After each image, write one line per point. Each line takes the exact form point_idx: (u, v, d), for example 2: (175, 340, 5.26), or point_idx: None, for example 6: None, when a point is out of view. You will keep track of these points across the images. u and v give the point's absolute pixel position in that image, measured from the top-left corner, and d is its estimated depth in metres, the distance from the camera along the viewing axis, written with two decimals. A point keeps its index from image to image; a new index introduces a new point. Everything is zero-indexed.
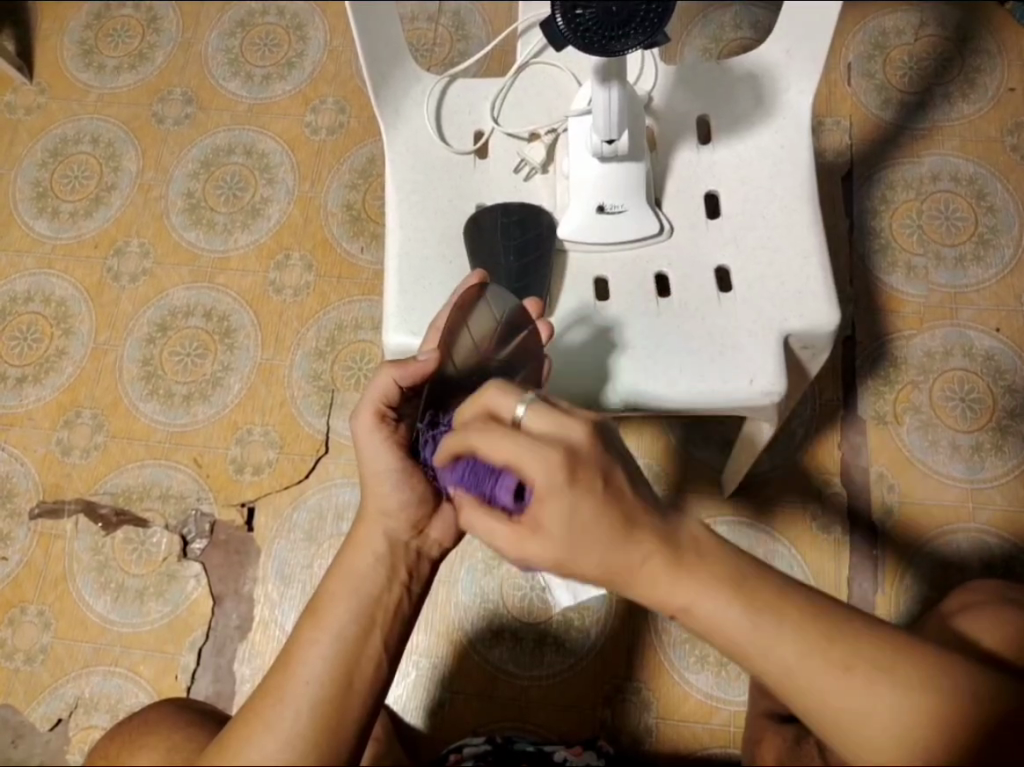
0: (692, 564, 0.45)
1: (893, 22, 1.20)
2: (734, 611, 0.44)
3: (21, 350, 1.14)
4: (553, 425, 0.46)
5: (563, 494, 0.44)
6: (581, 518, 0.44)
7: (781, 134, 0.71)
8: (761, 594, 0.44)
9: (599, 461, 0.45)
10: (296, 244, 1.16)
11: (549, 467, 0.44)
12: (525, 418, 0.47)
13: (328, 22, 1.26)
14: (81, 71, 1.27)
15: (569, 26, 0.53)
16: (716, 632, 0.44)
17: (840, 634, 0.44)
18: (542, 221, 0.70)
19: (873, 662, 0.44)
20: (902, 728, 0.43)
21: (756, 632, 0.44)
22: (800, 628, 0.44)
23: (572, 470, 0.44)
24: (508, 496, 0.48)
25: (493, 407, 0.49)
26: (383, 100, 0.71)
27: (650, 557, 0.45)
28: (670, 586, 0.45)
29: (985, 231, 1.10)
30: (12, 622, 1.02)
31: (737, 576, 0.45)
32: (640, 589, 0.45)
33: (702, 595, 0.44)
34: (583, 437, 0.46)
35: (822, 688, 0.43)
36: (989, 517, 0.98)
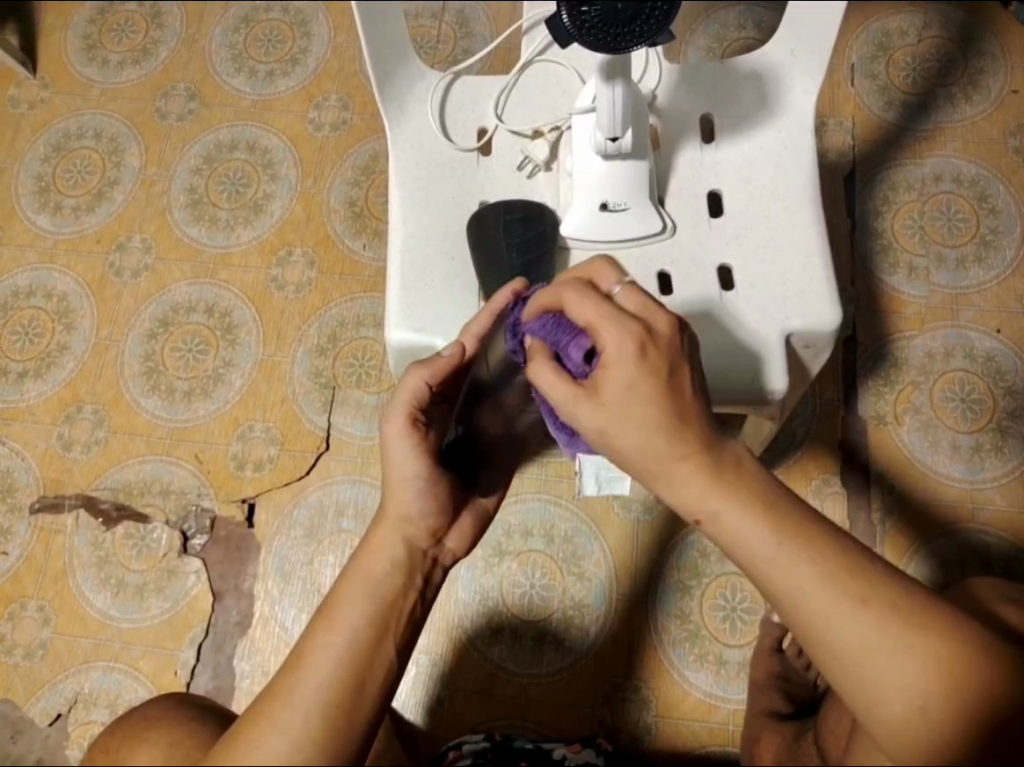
0: (731, 478, 0.47)
1: (896, 23, 1.20)
2: (760, 529, 0.46)
3: (22, 345, 1.14)
4: (639, 308, 0.50)
5: (627, 364, 0.48)
6: (639, 390, 0.47)
7: (784, 133, 0.71)
8: (786, 519, 0.47)
9: (673, 351, 0.49)
10: (299, 241, 1.16)
11: (624, 339, 0.48)
12: (619, 295, 0.52)
13: (332, 19, 1.26)
14: (84, 67, 1.27)
15: (574, 23, 0.53)
16: (738, 547, 0.47)
17: (858, 571, 0.45)
18: (546, 219, 0.70)
19: (887, 603, 0.44)
20: (908, 674, 0.43)
21: (778, 549, 0.46)
22: (822, 557, 0.46)
23: (644, 345, 0.48)
24: (579, 356, 0.51)
25: (595, 277, 0.54)
26: (387, 96, 0.71)
27: (692, 455, 0.47)
28: (700, 493, 0.47)
29: (987, 232, 1.10)
30: (12, 617, 1.02)
31: (768, 497, 0.48)
32: (672, 490, 0.49)
33: (730, 508, 0.47)
34: (665, 325, 0.49)
35: (833, 618, 0.44)
36: (989, 517, 0.99)
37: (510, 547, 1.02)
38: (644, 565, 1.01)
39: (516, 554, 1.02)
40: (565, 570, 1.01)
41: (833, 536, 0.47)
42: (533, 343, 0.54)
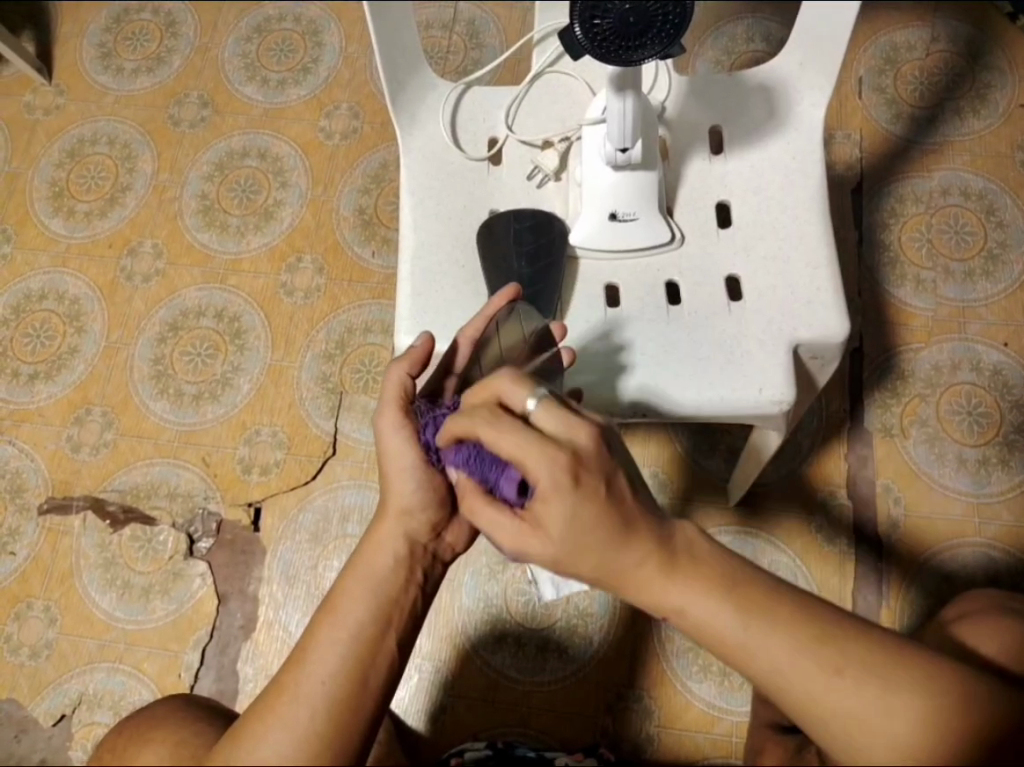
0: (688, 567, 0.46)
1: (904, 38, 1.20)
2: (728, 616, 0.44)
3: (34, 347, 1.15)
4: (562, 428, 0.47)
5: (566, 499, 0.45)
6: (582, 521, 0.45)
7: (792, 146, 0.71)
8: (752, 599, 0.45)
9: (601, 472, 0.46)
10: (309, 248, 1.17)
11: (553, 472, 0.45)
12: (535, 414, 0.48)
13: (344, 30, 1.28)
14: (99, 74, 1.28)
15: (587, 36, 0.54)
16: (709, 637, 0.45)
17: (833, 637, 0.44)
18: (554, 228, 0.70)
19: (863, 664, 0.43)
20: (893, 730, 0.43)
21: (746, 632, 0.44)
22: (792, 627, 0.44)
23: (576, 475, 0.45)
24: (512, 490, 0.49)
25: (504, 396, 0.50)
26: (399, 106, 0.72)
27: (645, 561, 0.45)
28: (663, 589, 0.46)
29: (994, 246, 1.10)
30: (18, 617, 1.03)
31: (731, 578, 0.46)
32: (635, 591, 0.46)
33: (695, 600, 0.45)
34: (591, 443, 0.46)
35: (813, 689, 0.43)
36: (995, 532, 0.98)
37: None
38: None
39: (519, 560, 1.02)
40: None
41: (802, 602, 0.45)
42: (458, 478, 0.51)
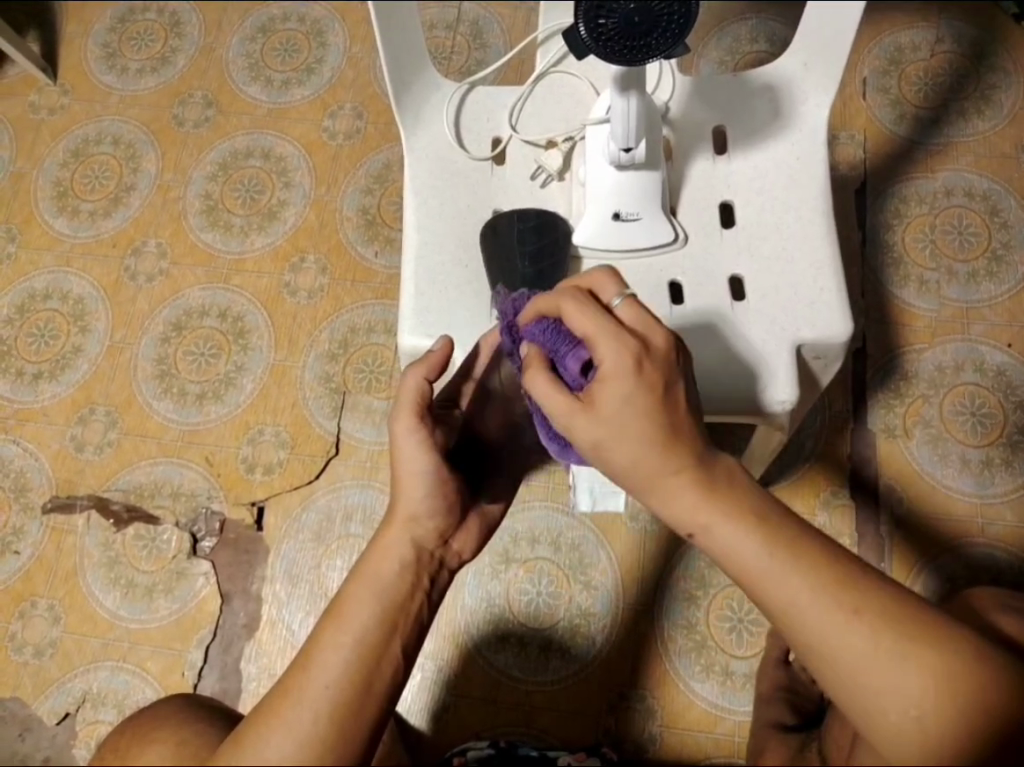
0: (724, 492, 0.48)
1: (908, 38, 1.20)
2: (754, 543, 0.46)
3: (37, 346, 1.15)
4: (640, 323, 0.50)
5: (625, 380, 0.48)
6: (636, 404, 0.48)
7: (796, 146, 0.71)
8: (780, 533, 0.47)
9: (668, 369, 0.49)
10: (312, 248, 1.17)
11: (622, 354, 0.49)
12: (618, 309, 0.52)
13: (348, 30, 1.28)
14: (104, 74, 1.29)
15: (591, 36, 0.54)
16: (733, 562, 0.47)
17: (853, 583, 0.45)
18: (558, 227, 0.70)
19: (880, 611, 0.44)
20: (907, 686, 0.43)
21: (770, 561, 0.46)
22: (814, 567, 0.46)
23: (641, 361, 0.48)
24: (574, 366, 0.53)
25: (595, 288, 0.54)
26: (404, 105, 0.72)
27: (681, 469, 0.48)
28: (692, 508, 0.48)
29: (998, 247, 1.10)
30: (22, 616, 1.03)
31: (763, 511, 0.48)
32: (666, 501, 0.49)
33: (724, 523, 0.47)
34: (663, 343, 0.50)
35: (828, 626, 0.44)
36: (998, 532, 0.98)
37: (517, 555, 1.03)
38: (651, 573, 1.01)
39: (522, 561, 1.02)
40: (571, 578, 1.01)
41: (828, 549, 0.47)
42: (529, 348, 0.55)
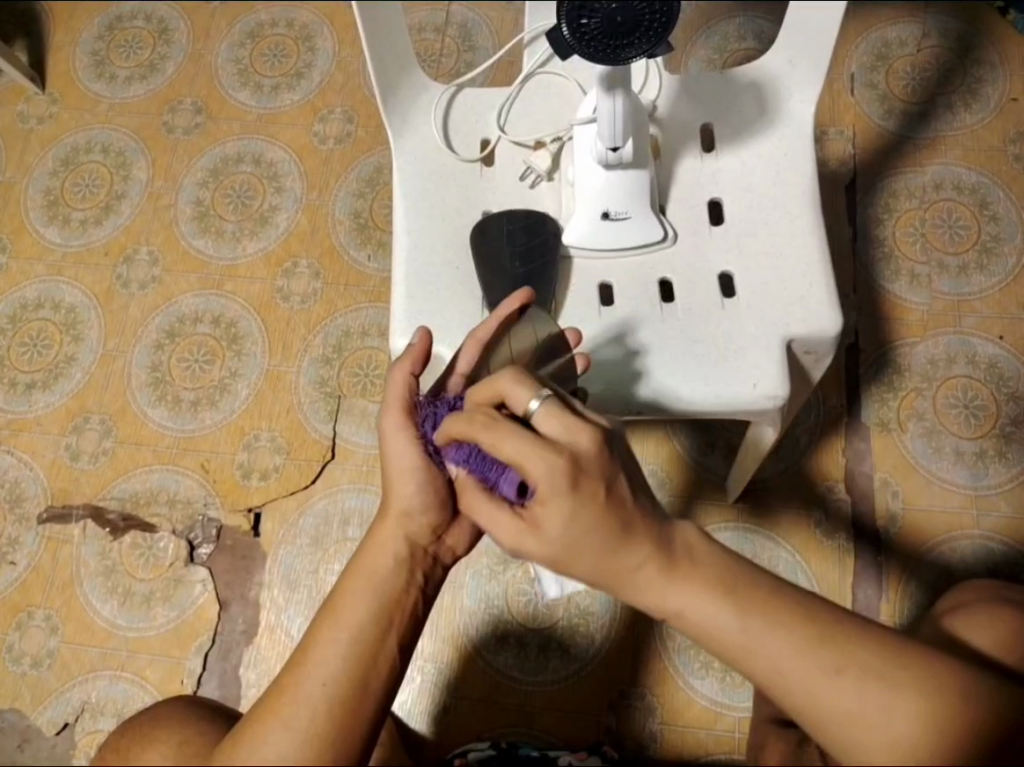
0: (686, 568, 0.46)
1: (894, 33, 1.21)
2: (727, 615, 0.44)
3: (31, 356, 1.15)
4: (562, 431, 0.47)
5: (564, 500, 0.45)
6: (580, 523, 0.45)
7: (783, 142, 0.72)
8: (751, 597, 0.45)
9: (602, 473, 0.46)
10: (304, 252, 1.17)
11: (554, 474, 0.45)
12: (537, 416, 0.48)
13: (336, 34, 1.28)
14: (93, 82, 1.28)
15: (574, 36, 0.54)
16: (708, 637, 0.45)
17: (832, 636, 0.44)
18: (547, 228, 0.71)
19: (862, 663, 0.43)
20: (895, 733, 0.42)
21: (745, 633, 0.44)
22: (790, 629, 0.44)
23: (575, 479, 0.45)
24: (511, 490, 0.50)
25: (506, 396, 0.50)
26: (391, 109, 0.72)
27: (643, 565, 0.45)
28: (661, 591, 0.45)
29: (988, 239, 1.10)
30: (19, 627, 1.02)
31: (727, 574, 0.45)
32: (632, 592, 0.46)
33: (693, 600, 0.45)
34: (589, 449, 0.46)
35: (810, 691, 0.43)
36: (994, 523, 0.99)
37: None
38: None
39: (520, 561, 1.02)
40: None
41: (796, 600, 0.45)
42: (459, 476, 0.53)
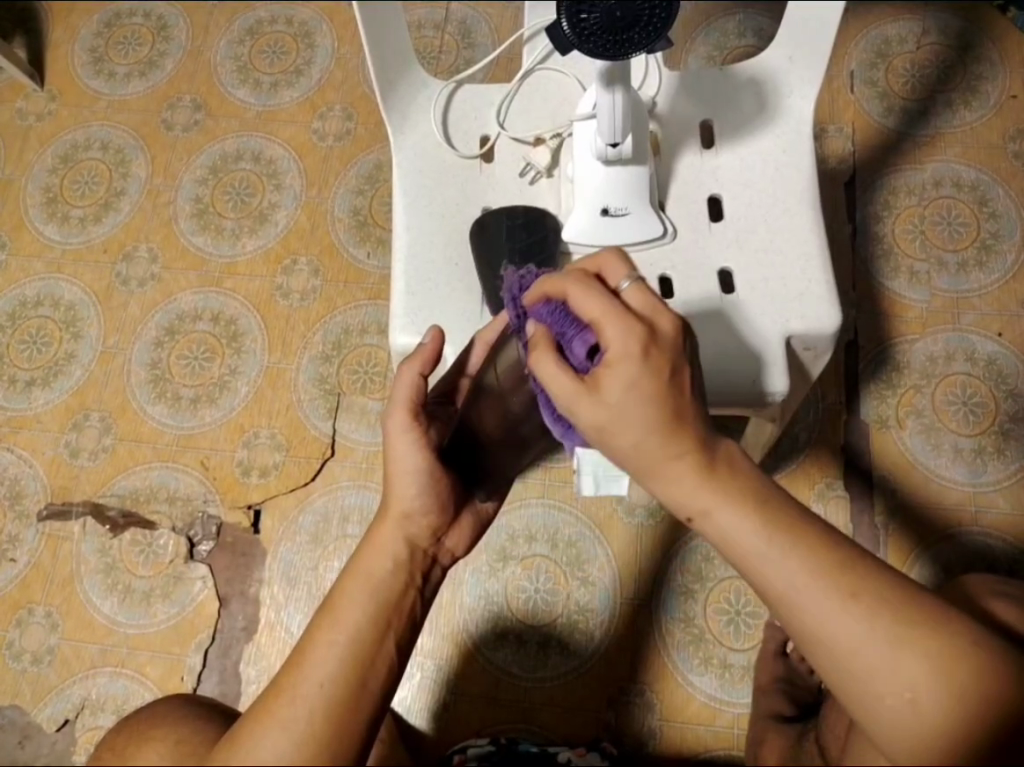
0: (723, 475, 0.47)
1: (894, 30, 1.21)
2: (754, 527, 0.45)
3: (30, 354, 1.15)
4: (647, 308, 0.48)
5: (633, 364, 0.46)
6: (641, 388, 0.46)
7: (783, 139, 0.72)
8: (779, 515, 0.46)
9: (676, 352, 0.47)
10: (304, 250, 1.17)
11: (629, 337, 0.46)
12: (627, 293, 0.49)
13: (335, 31, 1.28)
14: (91, 79, 1.28)
15: (573, 30, 0.54)
16: (729, 545, 0.46)
17: (851, 567, 0.45)
18: (547, 223, 0.71)
19: (877, 596, 0.44)
20: (902, 669, 0.43)
21: (769, 543, 0.45)
22: (812, 551, 0.45)
23: (648, 346, 0.46)
24: (581, 349, 0.49)
25: (603, 270, 0.51)
26: (391, 106, 0.72)
27: (682, 456, 0.46)
28: (692, 491, 0.46)
29: (987, 237, 1.10)
30: (19, 624, 1.03)
31: (759, 492, 0.47)
32: (663, 484, 0.47)
33: (723, 506, 0.46)
34: (672, 327, 0.47)
35: (824, 613, 0.44)
36: (992, 520, 0.99)
37: (514, 552, 1.03)
38: (650, 568, 1.01)
39: (520, 559, 1.03)
40: (569, 574, 1.02)
41: (822, 531, 0.46)
42: (534, 329, 0.52)
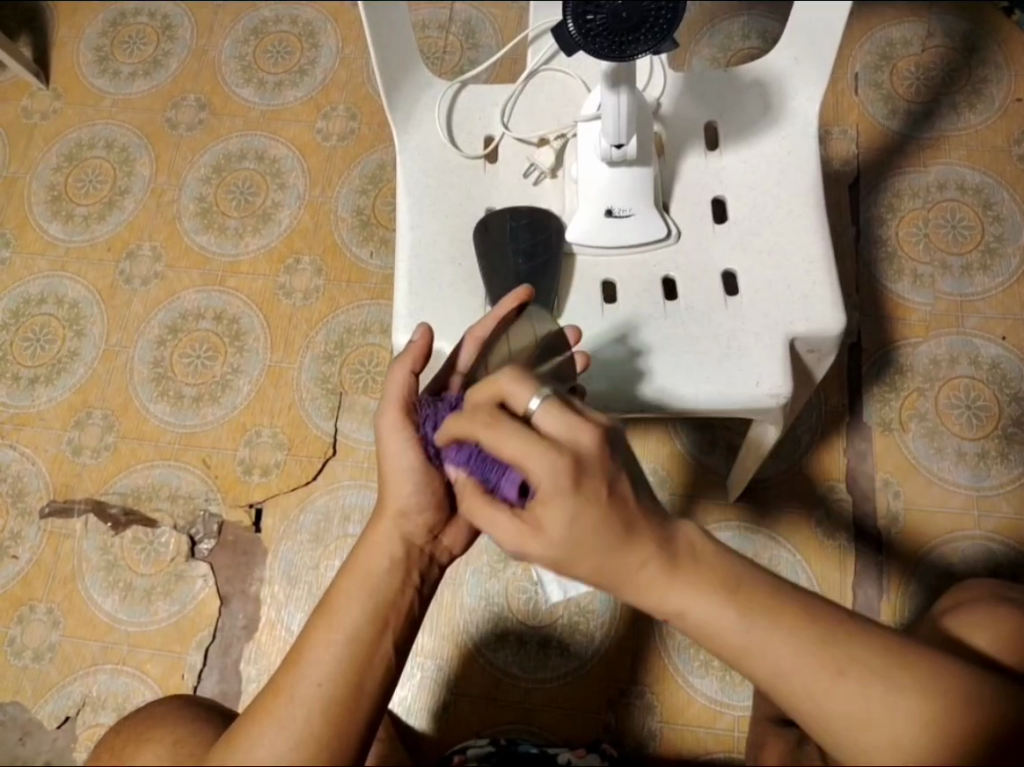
0: (690, 568, 0.45)
1: (899, 33, 1.21)
2: (731, 617, 0.44)
3: (33, 351, 1.15)
4: (564, 429, 0.45)
5: (566, 499, 0.43)
6: (582, 522, 0.43)
7: (788, 139, 0.72)
8: (756, 600, 0.44)
9: (604, 471, 0.44)
10: (307, 249, 1.17)
11: (557, 473, 0.43)
12: (538, 415, 0.47)
13: (339, 31, 1.28)
14: (96, 78, 1.29)
15: (579, 32, 0.54)
16: (710, 637, 0.45)
17: (835, 639, 0.44)
18: (551, 225, 0.70)
19: (865, 666, 0.43)
20: (897, 735, 0.43)
21: (749, 632, 0.44)
22: (794, 630, 0.44)
23: (577, 479, 0.43)
24: (512, 488, 0.48)
25: (506, 394, 0.48)
26: (395, 106, 0.72)
27: (645, 564, 0.44)
28: (665, 592, 0.45)
29: (991, 240, 1.10)
30: (21, 620, 1.03)
31: (733, 576, 0.45)
32: (634, 593, 0.45)
33: (697, 603, 0.44)
34: (592, 445, 0.45)
35: (814, 693, 0.43)
36: (994, 524, 0.98)
37: None
38: None
39: (520, 559, 1.03)
40: None
41: (801, 602, 0.45)
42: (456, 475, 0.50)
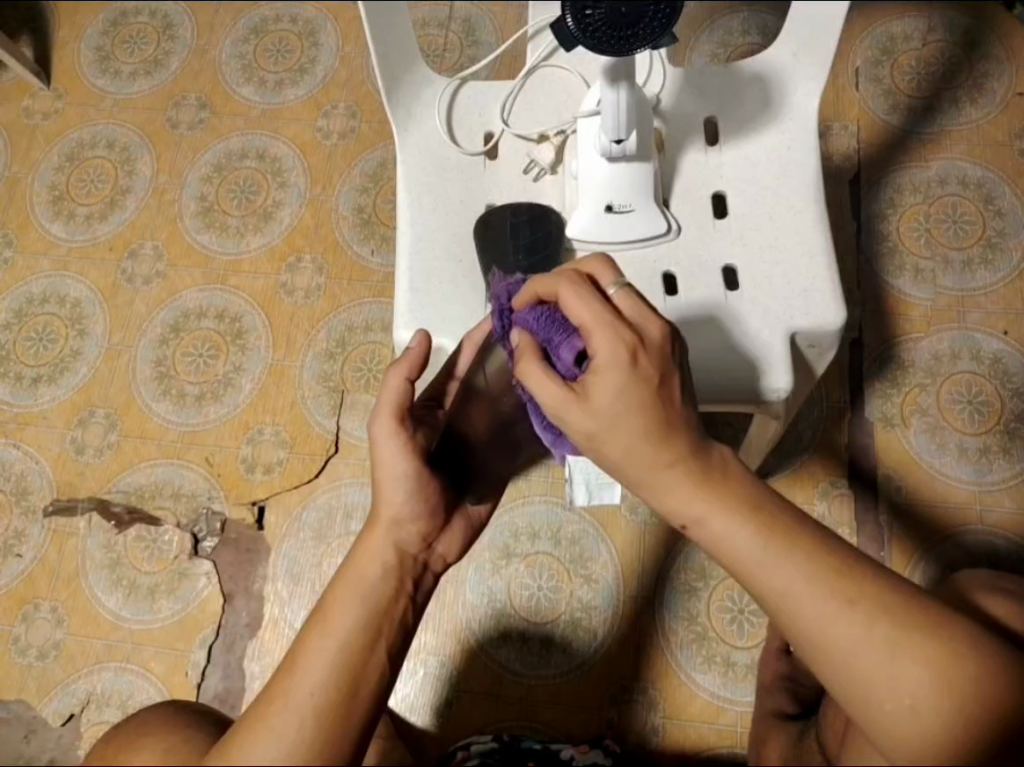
0: (720, 483, 0.48)
1: (900, 27, 1.20)
2: (749, 536, 0.46)
3: (36, 350, 1.16)
4: (636, 315, 0.50)
5: (621, 371, 0.48)
6: (629, 397, 0.47)
7: (788, 134, 0.72)
8: (777, 525, 0.46)
9: (663, 359, 0.49)
10: (308, 247, 1.17)
11: (619, 345, 0.48)
12: (615, 298, 0.51)
13: (340, 29, 1.28)
14: (97, 78, 1.29)
15: (578, 27, 0.54)
16: (725, 553, 0.47)
17: (849, 573, 0.45)
18: (551, 220, 0.71)
19: (875, 602, 0.44)
20: (900, 671, 0.42)
21: (764, 554, 0.45)
22: (808, 558, 0.45)
23: (637, 355, 0.48)
24: (569, 355, 0.52)
25: (592, 275, 0.53)
26: (395, 103, 0.72)
27: (676, 463, 0.48)
28: (687, 497, 0.48)
29: (993, 235, 1.10)
30: (26, 618, 1.03)
31: (757, 500, 0.47)
32: (661, 492, 0.48)
33: (717, 513, 0.47)
34: (659, 336, 0.49)
35: (820, 621, 0.44)
36: (996, 519, 0.98)
37: (518, 549, 1.03)
38: (652, 567, 1.01)
39: (523, 556, 1.03)
40: (573, 571, 1.02)
41: (821, 537, 0.47)
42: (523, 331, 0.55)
